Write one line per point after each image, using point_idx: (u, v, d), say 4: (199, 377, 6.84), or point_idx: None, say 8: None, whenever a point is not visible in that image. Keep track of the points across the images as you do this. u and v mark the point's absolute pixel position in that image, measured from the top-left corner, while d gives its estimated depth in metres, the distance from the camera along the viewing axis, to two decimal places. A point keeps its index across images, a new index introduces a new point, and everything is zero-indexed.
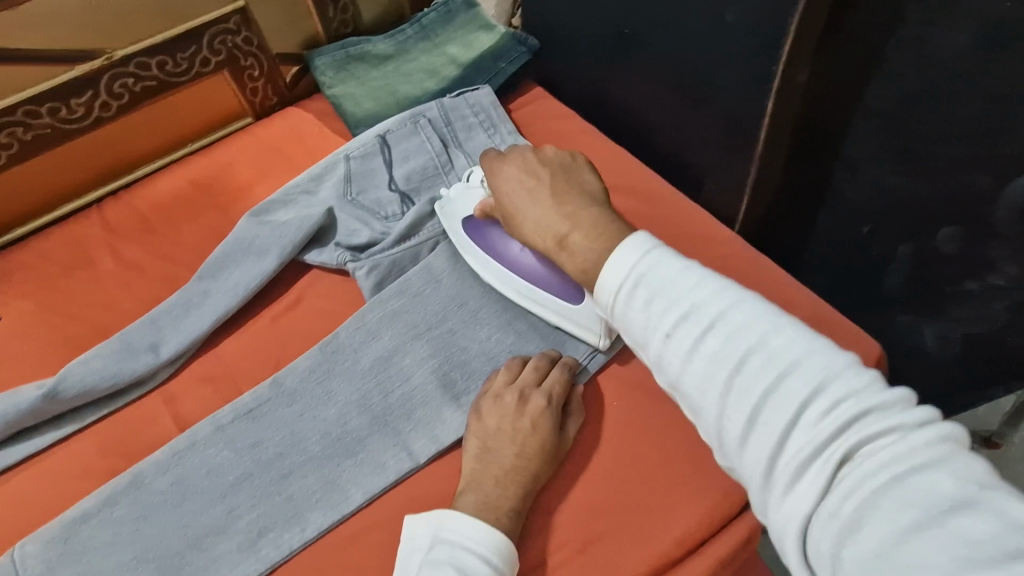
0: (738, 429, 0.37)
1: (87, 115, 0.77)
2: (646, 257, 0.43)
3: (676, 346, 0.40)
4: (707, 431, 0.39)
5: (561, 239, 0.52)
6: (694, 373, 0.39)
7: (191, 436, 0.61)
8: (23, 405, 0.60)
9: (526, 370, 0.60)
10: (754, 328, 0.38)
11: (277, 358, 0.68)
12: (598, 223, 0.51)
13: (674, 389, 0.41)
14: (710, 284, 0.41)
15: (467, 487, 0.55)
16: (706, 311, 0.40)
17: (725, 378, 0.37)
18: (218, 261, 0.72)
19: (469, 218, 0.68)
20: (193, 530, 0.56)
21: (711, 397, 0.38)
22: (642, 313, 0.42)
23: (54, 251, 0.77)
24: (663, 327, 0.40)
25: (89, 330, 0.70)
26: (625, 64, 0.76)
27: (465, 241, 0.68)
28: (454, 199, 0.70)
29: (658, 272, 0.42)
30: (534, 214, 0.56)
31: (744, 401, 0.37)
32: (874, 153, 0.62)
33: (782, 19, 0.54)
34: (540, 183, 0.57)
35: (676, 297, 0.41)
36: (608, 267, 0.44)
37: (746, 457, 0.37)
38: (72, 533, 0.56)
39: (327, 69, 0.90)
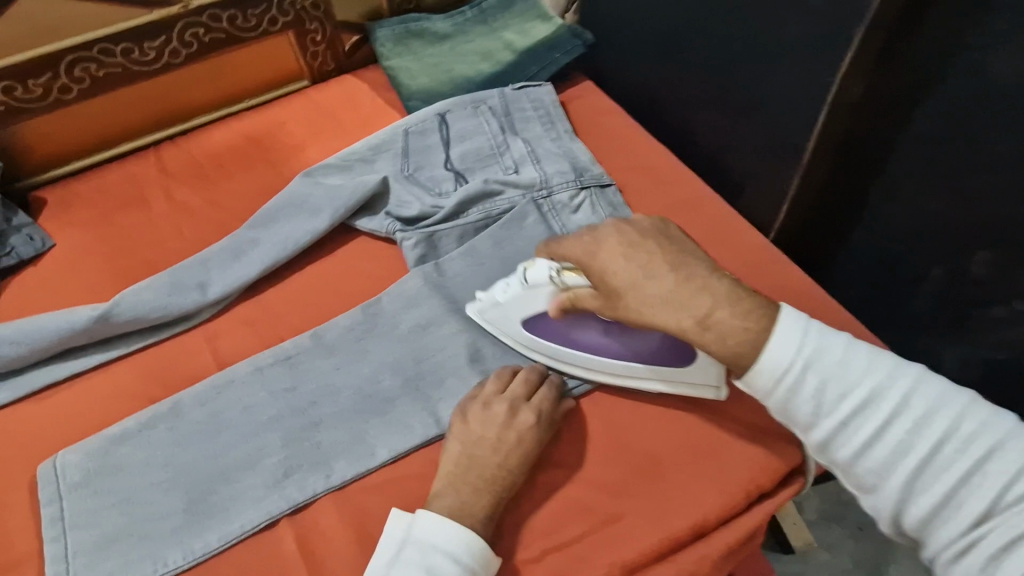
0: (924, 510, 0.42)
1: (157, 60, 0.80)
2: (809, 341, 0.45)
3: (853, 432, 0.44)
4: (877, 508, 0.44)
5: (701, 318, 0.47)
6: (876, 458, 0.43)
7: (230, 374, 0.64)
8: (76, 325, 0.63)
9: (516, 381, 0.60)
10: (943, 410, 0.42)
11: (316, 311, 0.70)
12: (743, 299, 0.47)
13: (843, 469, 0.45)
14: (885, 366, 0.44)
15: (442, 490, 0.54)
16: (886, 398, 0.43)
17: (915, 464, 0.42)
18: (270, 212, 0.75)
19: (534, 314, 0.62)
20: (222, 463, 0.59)
21: (894, 480, 0.42)
22: (813, 399, 0.44)
23: (110, 187, 0.80)
24: (838, 415, 0.44)
25: (139, 263, 0.73)
26: (680, 66, 0.78)
27: (541, 344, 0.63)
28: (507, 303, 0.62)
29: (828, 356, 0.44)
30: (655, 291, 0.49)
31: (932, 487, 0.41)
32: (917, 174, 0.64)
33: (848, 30, 0.56)
34: (650, 249, 0.51)
35: (852, 386, 0.44)
36: (770, 358, 0.45)
37: (928, 533, 0.42)
38: (111, 449, 0.59)
39: (387, 41, 0.93)
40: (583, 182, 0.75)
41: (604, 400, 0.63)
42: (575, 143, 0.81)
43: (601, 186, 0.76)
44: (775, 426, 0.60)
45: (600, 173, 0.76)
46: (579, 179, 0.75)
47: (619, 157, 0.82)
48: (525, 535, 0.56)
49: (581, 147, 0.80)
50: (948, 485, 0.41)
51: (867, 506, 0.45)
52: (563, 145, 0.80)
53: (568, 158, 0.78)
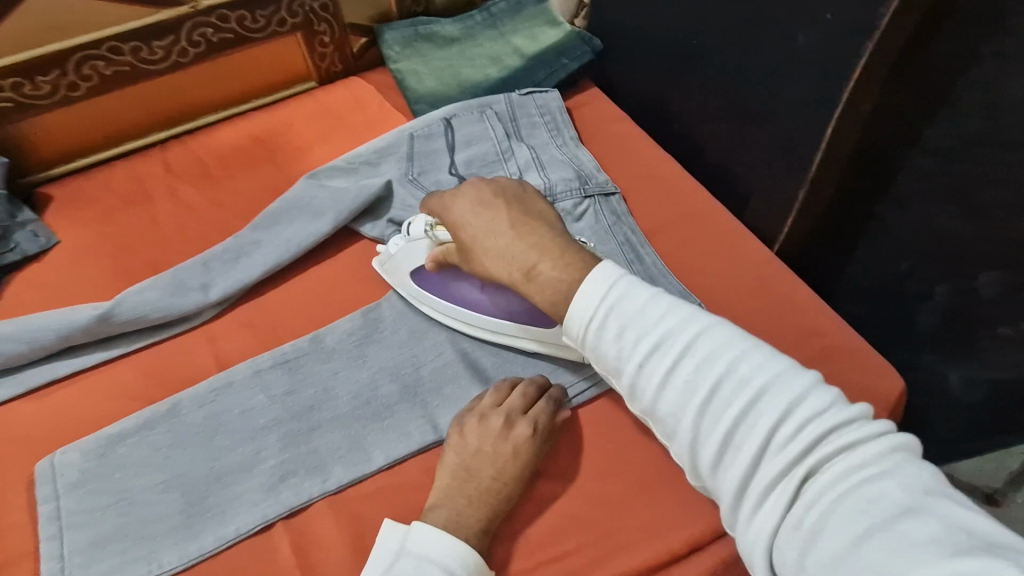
0: (713, 451, 0.42)
1: (165, 58, 0.81)
2: (614, 290, 0.47)
3: (650, 376, 0.44)
4: (681, 454, 0.44)
5: (528, 270, 0.53)
6: (670, 400, 0.43)
7: (231, 375, 0.64)
8: (78, 323, 0.63)
9: (513, 394, 0.59)
10: (725, 353, 0.42)
11: (317, 314, 0.70)
12: (567, 255, 0.52)
13: (650, 416, 0.46)
14: (680, 312, 0.45)
15: (439, 501, 0.54)
16: (676, 343, 0.44)
17: (700, 404, 0.42)
18: (275, 213, 0.75)
19: (419, 266, 0.67)
20: (219, 466, 0.58)
21: (686, 421, 0.43)
22: (614, 342, 0.46)
23: (116, 185, 0.80)
24: (635, 357, 0.45)
25: (143, 262, 0.73)
26: (688, 75, 0.77)
27: (418, 292, 0.67)
28: (396, 255, 0.68)
29: (627, 304, 0.46)
30: (494, 244, 0.56)
31: (716, 429, 0.41)
32: (926, 191, 0.63)
33: (860, 43, 0.56)
34: (499, 209, 0.57)
35: (647, 329, 0.45)
36: (580, 306, 0.47)
37: (719, 478, 0.42)
38: (109, 450, 0.59)
39: (395, 44, 0.93)
40: (587, 190, 0.75)
41: (603, 411, 0.62)
42: (580, 151, 0.80)
43: (605, 194, 0.75)
44: None
45: (606, 181, 0.76)
46: (584, 187, 0.75)
47: (625, 166, 0.82)
48: (521, 545, 0.55)
49: (587, 155, 0.80)
50: (728, 428, 0.41)
51: (676, 455, 0.45)
52: (568, 152, 0.80)
53: (573, 166, 0.78)
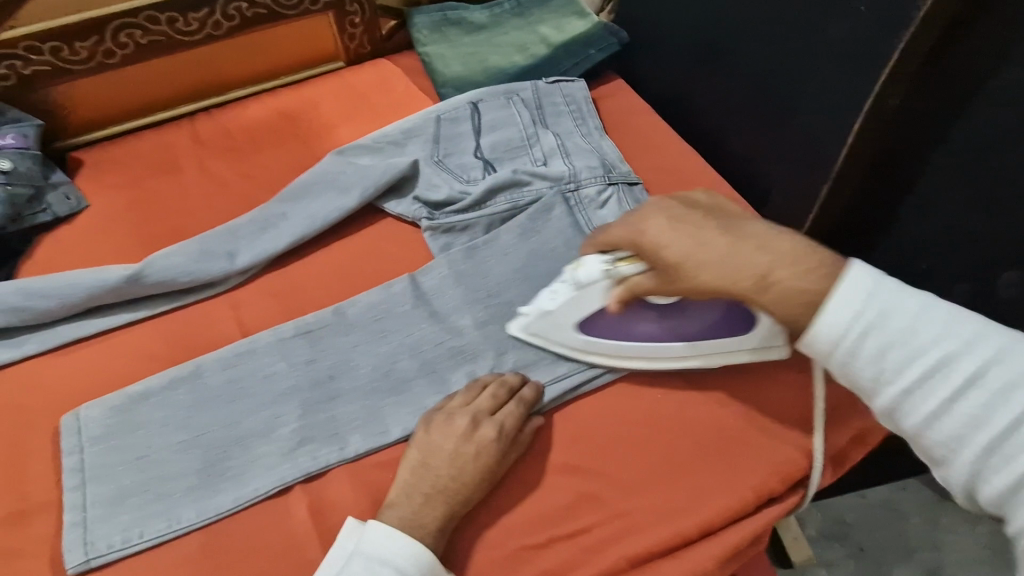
0: (1004, 484, 0.41)
1: (200, 31, 0.82)
2: (871, 305, 0.45)
3: (919, 401, 0.44)
4: (949, 478, 0.44)
5: (760, 276, 0.49)
6: (946, 428, 0.43)
7: (253, 342, 0.65)
8: (107, 283, 0.65)
9: (483, 394, 0.58)
10: (1023, 384, 0.40)
11: (339, 288, 0.71)
12: (804, 258, 0.49)
13: (913, 437, 0.45)
14: (958, 334, 0.43)
15: (396, 498, 0.54)
16: (957, 368, 0.42)
17: (987, 435, 0.41)
18: (300, 187, 0.76)
19: (589, 315, 0.60)
20: (239, 429, 0.59)
21: (969, 450, 0.42)
22: (875, 362, 0.45)
23: (145, 153, 0.81)
24: (903, 380, 0.44)
25: (170, 228, 0.74)
26: (715, 69, 0.78)
27: (587, 342, 0.62)
28: (557, 310, 0.60)
29: (891, 322, 0.44)
30: (709, 254, 0.50)
31: (1008, 463, 0.40)
32: (949, 189, 0.64)
33: (892, 38, 0.57)
34: (698, 220, 0.52)
35: (923, 350, 0.43)
36: (826, 319, 0.46)
37: (1004, 509, 0.42)
38: (133, 407, 0.60)
39: (424, 27, 0.94)
40: (612, 178, 0.75)
41: (619, 395, 0.63)
42: (604, 140, 0.81)
43: (628, 184, 0.75)
44: (788, 432, 0.60)
45: (629, 171, 0.76)
46: (608, 175, 0.75)
47: (647, 157, 0.82)
48: (532, 519, 0.56)
49: (611, 145, 0.80)
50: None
51: (940, 477, 0.45)
52: (592, 142, 0.80)
53: (597, 154, 0.78)
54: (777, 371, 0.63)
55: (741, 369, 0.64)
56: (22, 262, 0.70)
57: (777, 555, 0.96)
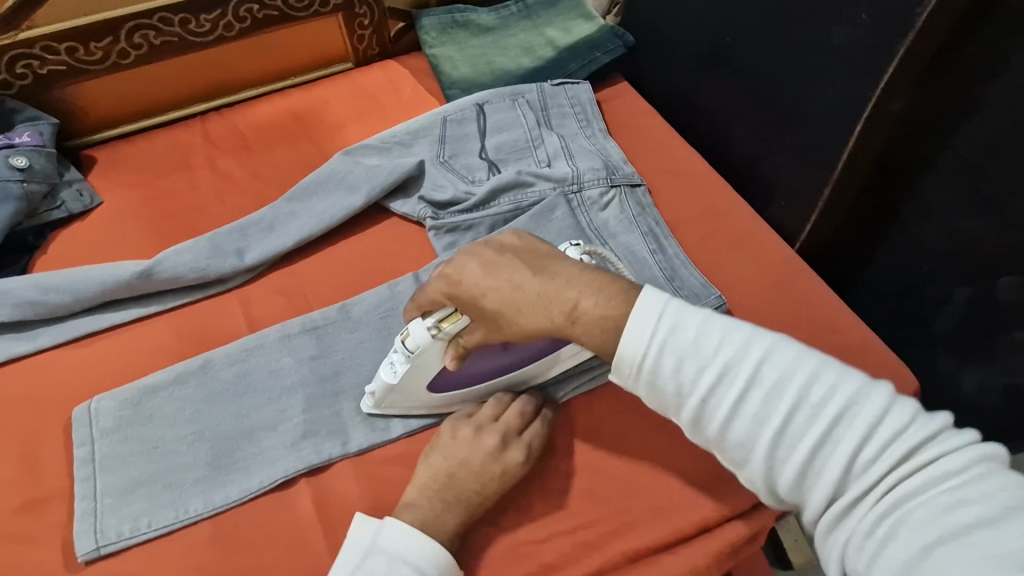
0: (791, 478, 0.41)
1: (212, 32, 0.84)
2: (664, 322, 0.44)
3: (714, 411, 0.43)
4: (753, 480, 0.44)
5: (570, 311, 0.48)
6: (739, 432, 0.42)
7: (261, 337, 0.66)
8: (119, 278, 0.66)
9: (512, 410, 0.59)
10: (794, 375, 0.41)
11: (345, 285, 0.72)
12: (607, 285, 0.48)
13: (715, 446, 0.45)
14: (735, 337, 0.43)
15: (415, 502, 0.54)
16: (738, 371, 0.42)
17: (774, 434, 0.41)
18: (310, 186, 0.77)
19: (436, 376, 0.57)
20: (247, 422, 0.61)
21: (760, 450, 0.42)
22: (674, 376, 0.44)
23: (158, 151, 0.83)
24: (698, 392, 0.43)
25: (181, 225, 0.76)
26: (719, 73, 0.79)
27: (447, 398, 0.60)
28: (401, 381, 0.56)
29: (679, 335, 0.44)
30: (527, 296, 0.49)
31: (793, 455, 0.41)
32: (950, 194, 0.64)
33: (892, 44, 0.57)
34: (510, 263, 0.50)
35: (708, 361, 0.43)
36: (629, 335, 0.45)
37: (802, 500, 0.42)
38: (143, 400, 0.61)
39: (432, 29, 0.95)
40: (614, 181, 0.76)
41: (620, 395, 0.64)
42: (608, 142, 0.82)
43: (631, 185, 0.76)
44: None
45: (632, 173, 0.77)
46: (610, 177, 0.76)
47: (651, 159, 0.83)
48: (533, 515, 0.57)
49: (614, 147, 0.81)
50: (810, 451, 0.40)
51: (746, 480, 0.45)
52: (596, 144, 0.81)
53: (601, 156, 0.79)
54: None
55: None
56: (36, 257, 0.72)
57: (776, 556, 0.97)
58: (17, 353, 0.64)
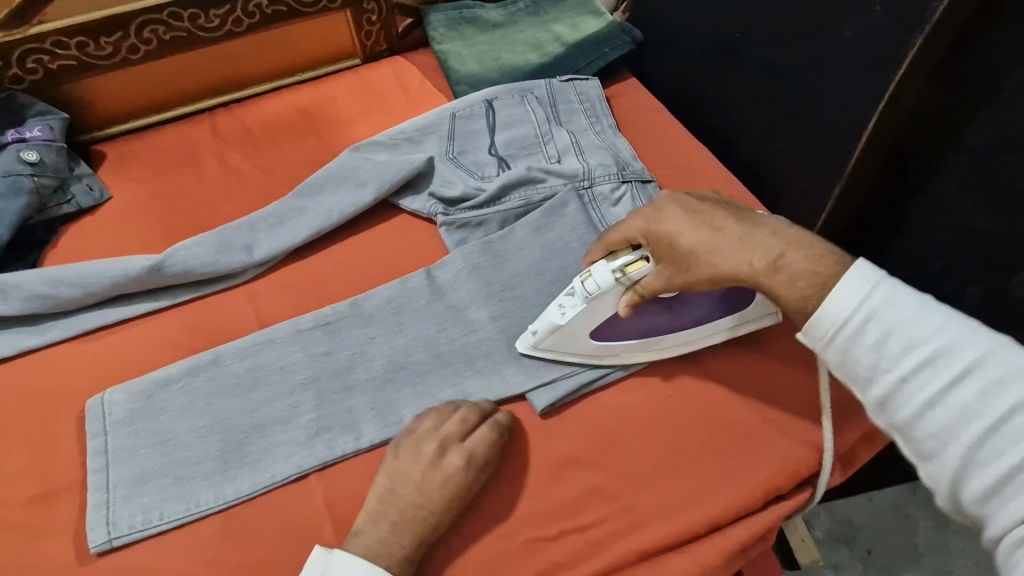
0: (984, 481, 0.40)
1: (220, 27, 0.84)
2: (878, 295, 0.45)
3: (915, 393, 0.43)
4: (936, 474, 0.43)
5: (773, 260, 0.52)
6: (935, 421, 0.43)
7: (271, 333, 0.66)
8: (129, 272, 0.66)
9: (453, 418, 0.58)
10: (1022, 384, 0.40)
11: (355, 281, 0.72)
12: (812, 246, 0.52)
13: (901, 428, 0.45)
14: (961, 329, 0.43)
15: (363, 526, 0.53)
16: (954, 360, 0.42)
17: (978, 432, 0.41)
18: (319, 181, 0.77)
19: (606, 320, 0.61)
20: (259, 416, 0.61)
21: (954, 446, 0.42)
22: (874, 350, 0.45)
23: (167, 147, 0.83)
24: (899, 368, 0.44)
25: (190, 221, 0.76)
26: (729, 69, 0.78)
27: (605, 347, 0.62)
28: (573, 322, 0.59)
29: (895, 310, 0.45)
30: (725, 241, 0.54)
31: (996, 461, 0.40)
32: (962, 191, 0.64)
33: (908, 38, 0.57)
34: (712, 212, 0.56)
35: (921, 340, 0.43)
36: (834, 300, 0.46)
37: (989, 511, 0.41)
38: (154, 393, 0.61)
39: (439, 25, 0.95)
40: (625, 176, 0.75)
41: (630, 391, 0.63)
42: (618, 138, 0.81)
43: (642, 181, 0.76)
44: (799, 430, 0.61)
45: (643, 169, 0.77)
46: (621, 172, 0.75)
47: (660, 155, 0.83)
48: (541, 512, 0.57)
49: (624, 143, 0.80)
50: (1014, 461, 0.39)
51: (928, 475, 0.44)
52: (606, 140, 0.81)
53: (611, 152, 0.78)
54: (789, 370, 0.64)
55: (751, 366, 0.64)
56: (46, 252, 0.72)
57: (782, 555, 0.96)
58: (29, 346, 0.64)
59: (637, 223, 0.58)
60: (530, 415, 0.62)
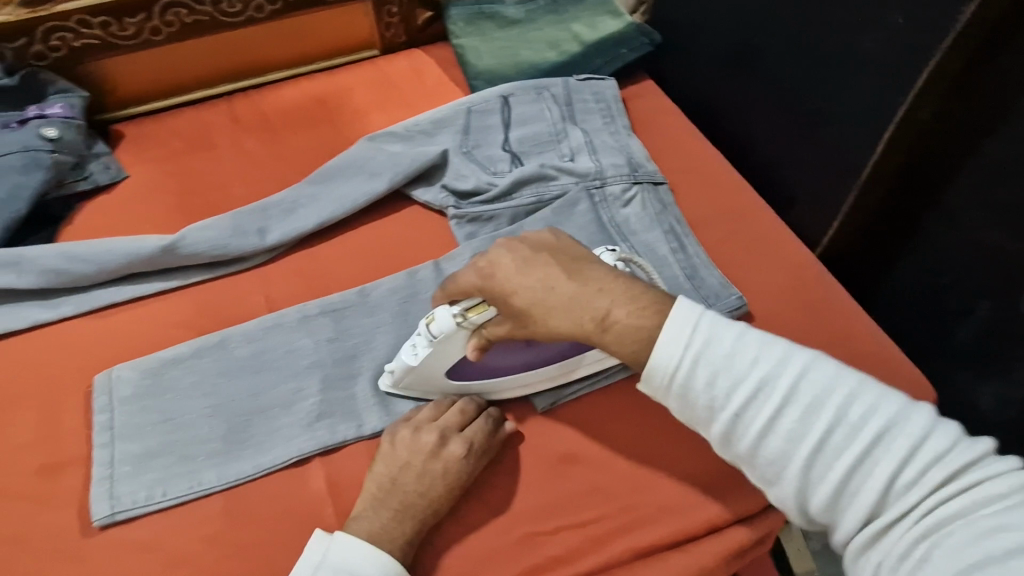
0: (824, 496, 0.43)
1: (242, 13, 0.85)
2: (698, 335, 0.46)
3: (749, 426, 0.44)
4: (782, 497, 0.45)
5: (601, 319, 0.49)
6: (773, 449, 0.44)
7: (280, 317, 0.66)
8: (142, 252, 0.67)
9: (451, 410, 0.59)
10: (833, 395, 0.43)
11: (363, 270, 0.72)
12: (641, 297, 0.49)
13: (745, 460, 0.46)
14: (774, 355, 0.45)
15: (363, 512, 0.54)
16: (778, 389, 0.44)
17: (809, 451, 0.43)
18: (334, 169, 0.77)
19: (455, 364, 0.58)
20: (263, 399, 0.61)
21: (792, 469, 0.43)
22: (707, 391, 0.45)
23: (183, 130, 0.84)
24: (731, 407, 0.44)
25: (204, 203, 0.76)
26: (745, 74, 0.78)
27: (469, 386, 0.61)
28: (421, 367, 0.57)
29: (715, 348, 0.45)
30: (557, 298, 0.50)
31: (829, 474, 0.42)
32: (974, 205, 0.64)
33: (927, 49, 0.57)
34: (545, 263, 0.52)
35: (744, 376, 0.44)
36: (662, 346, 0.46)
37: (833, 520, 0.43)
38: (162, 371, 0.62)
39: (459, 19, 0.95)
40: (637, 178, 0.76)
41: (632, 393, 0.63)
42: (632, 140, 0.81)
43: (653, 184, 0.76)
44: None
45: (655, 171, 0.77)
46: (633, 174, 0.76)
47: (673, 158, 0.83)
48: (538, 507, 0.57)
49: (637, 144, 0.81)
50: (845, 471, 0.42)
51: (773, 497, 0.46)
52: (619, 140, 0.81)
53: (624, 153, 0.79)
54: None
55: None
56: (62, 228, 0.73)
57: (779, 564, 0.96)
58: (41, 320, 0.65)
59: (468, 274, 0.54)
60: (531, 410, 0.62)
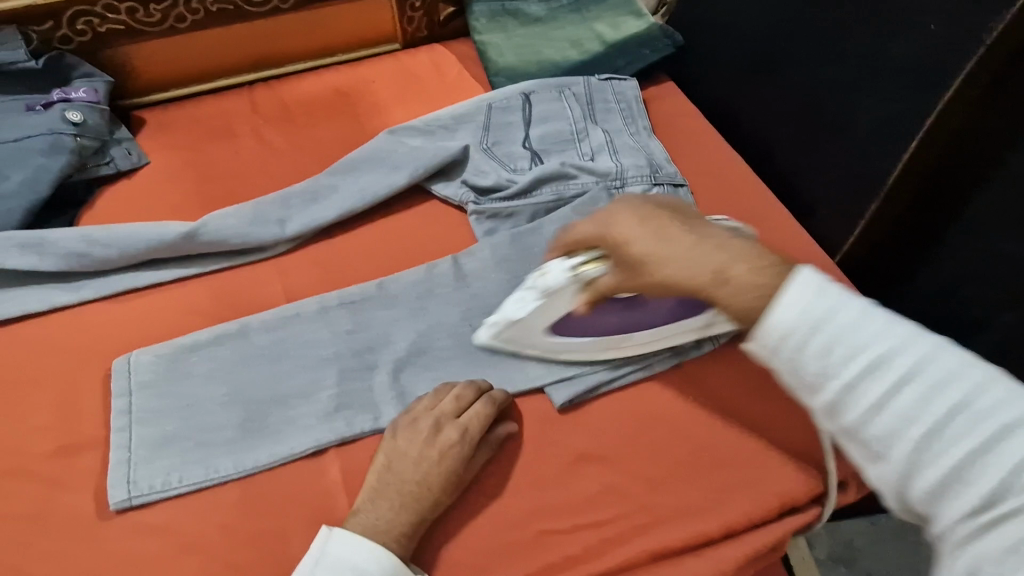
0: (929, 485, 0.39)
1: (266, 3, 0.85)
2: (819, 300, 0.42)
3: (859, 399, 0.41)
4: (881, 477, 0.42)
5: (718, 273, 0.48)
6: (881, 426, 0.41)
7: (298, 308, 0.66)
8: (163, 238, 0.67)
9: (447, 397, 0.58)
10: (959, 382, 0.39)
11: (381, 263, 0.72)
12: (759, 257, 0.48)
13: (847, 435, 0.43)
14: (902, 332, 0.41)
15: (364, 504, 0.54)
16: (898, 364, 0.40)
17: (921, 434, 0.39)
18: (354, 161, 0.77)
19: (560, 319, 0.59)
20: (280, 388, 0.61)
21: (898, 449, 0.40)
22: (818, 357, 0.42)
23: (205, 118, 0.84)
24: (845, 375, 0.41)
25: (223, 191, 0.76)
26: (769, 78, 0.78)
27: (557, 344, 0.62)
28: (526, 317, 0.58)
29: (836, 316, 0.42)
30: (676, 249, 0.49)
31: (939, 461, 0.39)
32: (997, 214, 0.64)
33: (961, 54, 0.58)
34: (663, 217, 0.52)
35: (865, 346, 0.41)
36: (779, 306, 0.43)
37: (934, 511, 0.39)
38: (180, 358, 0.62)
39: (482, 16, 0.94)
40: (658, 179, 0.75)
41: (648, 394, 0.63)
42: (653, 141, 0.81)
43: (674, 185, 0.76)
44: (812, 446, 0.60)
45: (676, 173, 0.77)
46: (654, 175, 0.75)
47: (692, 161, 0.83)
48: (552, 506, 0.57)
49: (658, 145, 0.80)
50: (957, 461, 0.38)
51: (872, 479, 0.43)
52: (640, 141, 0.81)
53: (645, 153, 0.78)
54: None
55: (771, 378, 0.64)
56: (82, 212, 0.73)
57: None
58: (61, 303, 0.66)
59: (587, 225, 0.55)
60: (548, 408, 0.62)
